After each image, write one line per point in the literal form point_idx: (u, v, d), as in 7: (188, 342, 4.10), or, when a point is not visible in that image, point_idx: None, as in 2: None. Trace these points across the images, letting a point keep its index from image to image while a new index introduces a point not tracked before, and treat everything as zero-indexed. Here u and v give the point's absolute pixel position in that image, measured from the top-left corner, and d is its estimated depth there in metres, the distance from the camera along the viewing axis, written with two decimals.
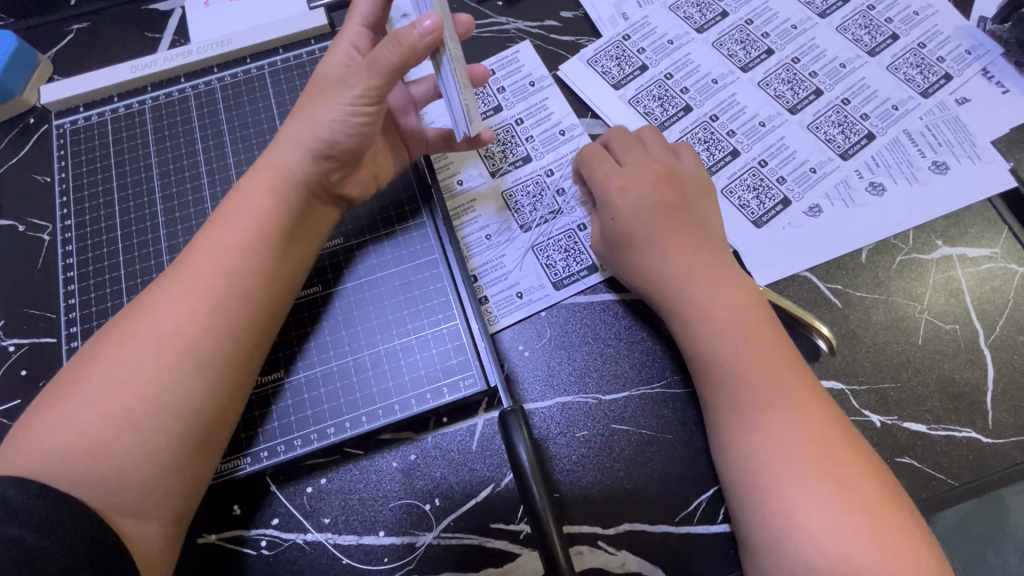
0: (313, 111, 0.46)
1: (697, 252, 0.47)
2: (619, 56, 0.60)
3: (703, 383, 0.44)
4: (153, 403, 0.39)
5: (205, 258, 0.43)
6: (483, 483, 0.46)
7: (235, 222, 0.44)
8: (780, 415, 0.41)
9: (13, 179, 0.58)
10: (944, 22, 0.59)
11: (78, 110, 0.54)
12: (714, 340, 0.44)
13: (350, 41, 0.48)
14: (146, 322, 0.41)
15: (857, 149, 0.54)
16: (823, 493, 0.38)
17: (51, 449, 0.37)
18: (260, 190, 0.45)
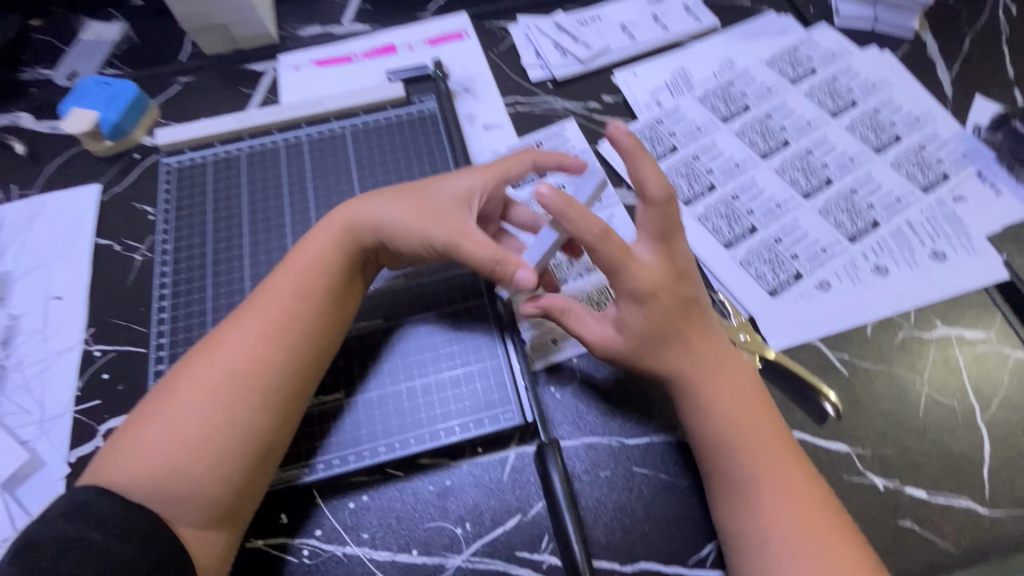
0: (399, 203, 0.53)
1: (705, 348, 0.50)
2: (652, 136, 0.68)
3: (711, 448, 0.48)
4: (218, 427, 0.45)
5: (272, 302, 0.50)
6: (511, 512, 0.50)
7: (303, 271, 0.51)
8: (774, 486, 0.45)
9: (117, 205, 0.67)
10: (943, 128, 0.67)
11: (185, 152, 0.63)
12: (720, 409, 0.48)
13: (473, 181, 0.53)
14: (219, 355, 0.47)
15: (862, 234, 0.61)
16: (815, 557, 0.43)
17: (130, 467, 0.43)
18: (326, 241, 0.53)
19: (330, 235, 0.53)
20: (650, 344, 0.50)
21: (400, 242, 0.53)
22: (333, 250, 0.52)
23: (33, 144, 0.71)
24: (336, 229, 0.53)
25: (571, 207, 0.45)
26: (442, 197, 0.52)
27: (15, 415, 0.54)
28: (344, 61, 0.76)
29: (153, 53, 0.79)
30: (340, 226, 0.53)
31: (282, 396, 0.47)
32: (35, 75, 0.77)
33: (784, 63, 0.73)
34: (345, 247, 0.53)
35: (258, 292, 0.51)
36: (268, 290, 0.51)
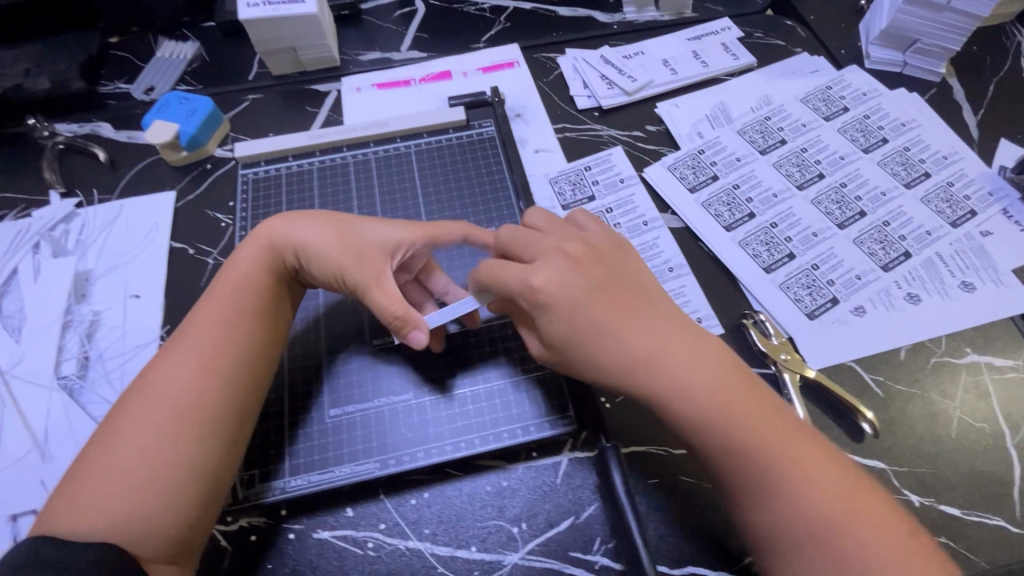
0: (327, 236, 0.56)
1: (644, 325, 0.48)
2: (695, 165, 0.72)
3: (694, 441, 0.46)
4: (161, 456, 0.46)
5: (202, 328, 0.52)
6: (565, 513, 0.52)
7: (220, 299, 0.54)
8: (778, 472, 0.43)
9: (190, 211, 0.71)
10: (969, 167, 0.71)
11: (260, 164, 0.68)
12: (683, 395, 0.45)
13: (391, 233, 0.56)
14: (158, 386, 0.49)
15: (895, 264, 0.64)
16: (839, 538, 0.41)
17: (82, 512, 0.43)
18: (246, 263, 0.55)
19: (247, 261, 0.55)
20: (586, 338, 0.48)
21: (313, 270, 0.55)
22: (252, 271, 0.55)
23: (112, 152, 0.76)
24: (255, 252, 0.56)
25: (504, 269, 0.51)
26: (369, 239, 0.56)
27: (96, 404, 0.57)
28: (403, 84, 0.81)
29: (222, 71, 0.84)
30: (259, 250, 0.56)
31: (223, 415, 0.49)
32: (112, 88, 0.82)
33: (818, 100, 0.77)
34: (267, 266, 0.56)
35: (188, 324, 0.53)
36: (196, 321, 0.53)
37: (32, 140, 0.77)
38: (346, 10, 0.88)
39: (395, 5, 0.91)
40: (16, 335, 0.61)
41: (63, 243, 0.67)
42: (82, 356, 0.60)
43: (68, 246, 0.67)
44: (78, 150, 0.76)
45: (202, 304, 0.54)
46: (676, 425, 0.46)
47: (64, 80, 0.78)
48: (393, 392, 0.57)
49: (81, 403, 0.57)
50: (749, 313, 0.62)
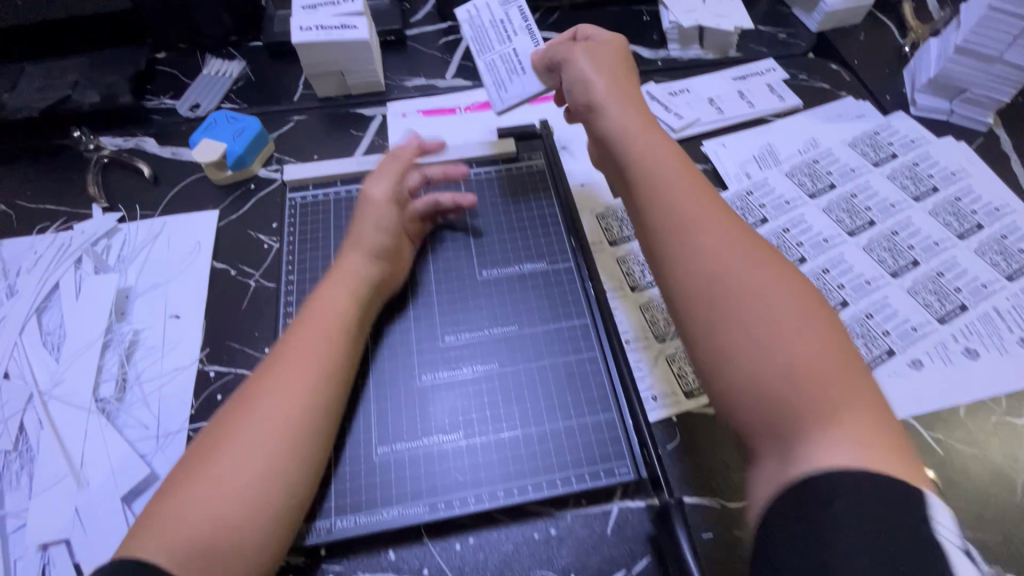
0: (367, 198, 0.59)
1: (674, 156, 0.54)
2: (743, 207, 0.71)
3: (676, 229, 0.49)
4: (257, 484, 0.43)
5: (303, 345, 0.49)
6: (616, 565, 0.47)
7: (325, 311, 0.52)
8: (778, 334, 0.42)
9: (233, 231, 0.71)
10: (1021, 219, 0.70)
11: (309, 188, 0.69)
12: (656, 141, 0.56)
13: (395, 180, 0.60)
14: (260, 404, 0.46)
15: (951, 317, 0.63)
16: (828, 417, 0.39)
17: (166, 538, 0.39)
18: (346, 281, 0.54)
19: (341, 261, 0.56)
20: (620, 101, 0.59)
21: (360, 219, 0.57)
22: (349, 289, 0.53)
23: (156, 168, 0.76)
24: (361, 258, 0.56)
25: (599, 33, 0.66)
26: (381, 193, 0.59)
27: (133, 428, 0.56)
28: (448, 111, 0.81)
29: (267, 90, 0.84)
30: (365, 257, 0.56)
31: (317, 445, 0.47)
32: (158, 103, 0.82)
33: (867, 146, 0.77)
34: (363, 286, 0.54)
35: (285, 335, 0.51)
36: (296, 329, 0.51)
37: (77, 152, 0.77)
38: (392, 35, 0.88)
39: (441, 32, 0.91)
40: (55, 352, 0.59)
41: (105, 259, 0.67)
42: (121, 377, 0.59)
43: (109, 261, 0.66)
44: (122, 164, 0.76)
45: (306, 320, 0.52)
46: (683, 265, 0.47)
47: (112, 94, 0.78)
48: (441, 428, 0.52)
49: (118, 427, 0.56)
50: None
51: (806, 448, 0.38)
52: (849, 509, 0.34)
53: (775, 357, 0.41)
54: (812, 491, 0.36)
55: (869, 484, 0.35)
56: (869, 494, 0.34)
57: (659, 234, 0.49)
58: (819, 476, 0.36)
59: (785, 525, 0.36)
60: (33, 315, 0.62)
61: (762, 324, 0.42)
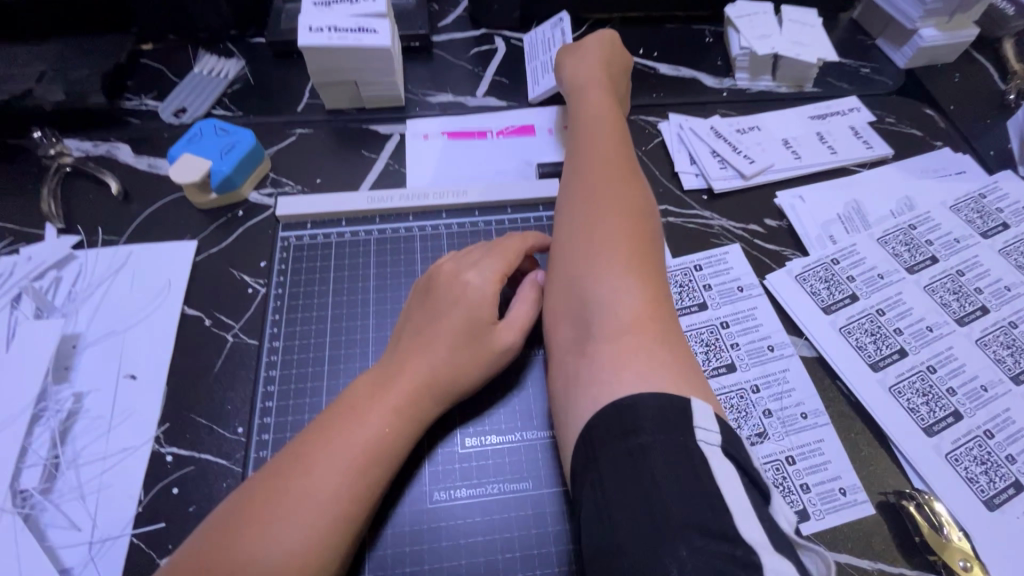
0: (463, 294, 0.45)
1: (606, 125, 0.57)
2: (828, 278, 0.59)
3: (574, 172, 0.53)
4: None
5: (323, 472, 0.37)
6: None
7: (357, 433, 0.39)
8: (590, 269, 0.45)
9: (212, 268, 0.58)
10: None
11: (306, 227, 0.57)
12: (590, 114, 0.59)
13: (494, 270, 0.47)
14: (251, 555, 0.33)
15: None
16: (612, 345, 0.41)
17: None
18: (397, 392, 0.41)
19: (438, 343, 0.43)
20: (585, 79, 0.62)
21: (460, 316, 0.44)
22: (399, 405, 0.41)
23: (127, 183, 0.63)
24: (468, 358, 0.44)
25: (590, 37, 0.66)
26: (477, 287, 0.46)
27: (60, 530, 0.44)
28: (478, 135, 0.69)
29: (268, 97, 0.72)
30: (473, 356, 0.44)
31: None
32: (138, 103, 0.70)
33: (972, 211, 0.65)
34: (415, 396, 0.41)
35: (343, 441, 0.38)
36: (360, 441, 0.38)
37: (34, 158, 0.65)
38: (417, 41, 0.76)
39: (473, 41, 0.79)
40: None
41: (51, 298, 0.55)
42: (51, 459, 0.47)
43: (56, 302, 0.54)
44: (87, 177, 0.63)
45: (337, 436, 0.38)
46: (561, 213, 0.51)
47: (82, 92, 0.66)
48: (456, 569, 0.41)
49: (42, 529, 0.44)
50: (910, 492, 0.48)
51: (608, 372, 0.40)
52: (664, 453, 0.34)
53: (604, 303, 0.43)
54: (614, 417, 0.36)
55: (652, 407, 0.36)
56: (669, 421, 0.35)
57: (567, 175, 0.53)
58: (620, 406, 0.37)
59: (604, 441, 0.36)
60: None
61: (601, 263, 0.45)
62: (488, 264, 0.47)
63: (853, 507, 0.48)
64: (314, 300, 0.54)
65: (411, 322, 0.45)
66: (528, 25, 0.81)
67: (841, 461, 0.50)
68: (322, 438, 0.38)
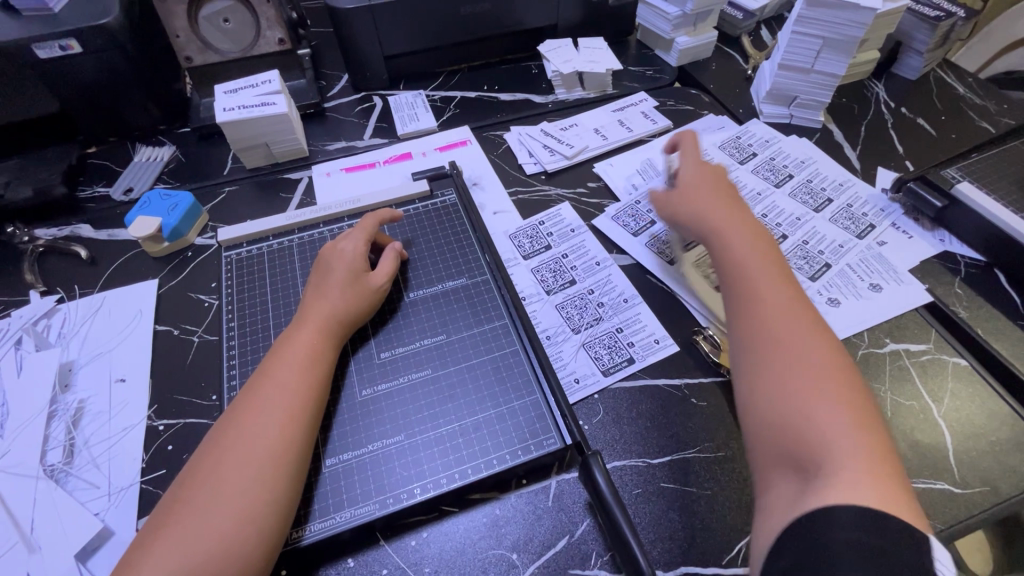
0: (339, 255, 0.66)
1: (772, 257, 0.63)
2: (634, 213, 0.83)
3: (745, 289, 0.60)
4: (260, 493, 0.48)
5: (279, 370, 0.56)
6: (560, 534, 0.55)
7: (293, 348, 0.58)
8: (825, 389, 0.50)
9: (173, 296, 0.75)
10: (863, 190, 0.85)
11: (242, 245, 0.76)
12: (741, 248, 0.64)
13: (355, 239, 0.67)
14: (249, 424, 0.52)
15: (820, 275, 0.75)
16: (846, 447, 0.46)
17: (178, 546, 0.45)
18: (314, 320, 0.60)
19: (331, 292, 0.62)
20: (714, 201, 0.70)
21: (338, 267, 0.64)
22: (319, 326, 0.60)
23: (93, 250, 0.80)
24: (357, 292, 0.63)
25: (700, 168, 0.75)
26: (346, 248, 0.66)
27: (83, 489, 0.57)
28: (369, 166, 0.90)
29: (198, 169, 0.91)
30: (360, 290, 0.63)
31: (303, 453, 0.52)
32: (92, 192, 0.87)
33: (732, 150, 0.92)
34: (330, 319, 0.60)
35: (284, 358, 0.57)
36: (298, 352, 0.57)
37: (10, 246, 0.80)
38: (311, 109, 0.98)
39: (356, 102, 1.02)
40: None
41: (45, 337, 0.69)
42: (66, 444, 0.60)
43: (50, 339, 0.69)
44: (57, 251, 0.79)
45: (280, 355, 0.57)
46: (762, 338, 0.56)
47: (45, 188, 0.83)
48: (383, 432, 0.58)
49: (68, 491, 0.57)
50: (700, 329, 0.69)
51: (839, 484, 0.43)
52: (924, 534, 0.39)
53: (828, 415, 0.48)
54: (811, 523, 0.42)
55: (865, 518, 0.40)
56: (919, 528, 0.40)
57: (746, 337, 0.57)
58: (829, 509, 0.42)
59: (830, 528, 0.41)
60: None
61: (819, 385, 0.50)
62: (348, 233, 0.69)
63: (664, 349, 0.68)
64: (257, 294, 0.71)
65: (310, 285, 0.65)
66: (397, 85, 1.06)
67: (653, 322, 0.71)
68: (271, 360, 0.57)
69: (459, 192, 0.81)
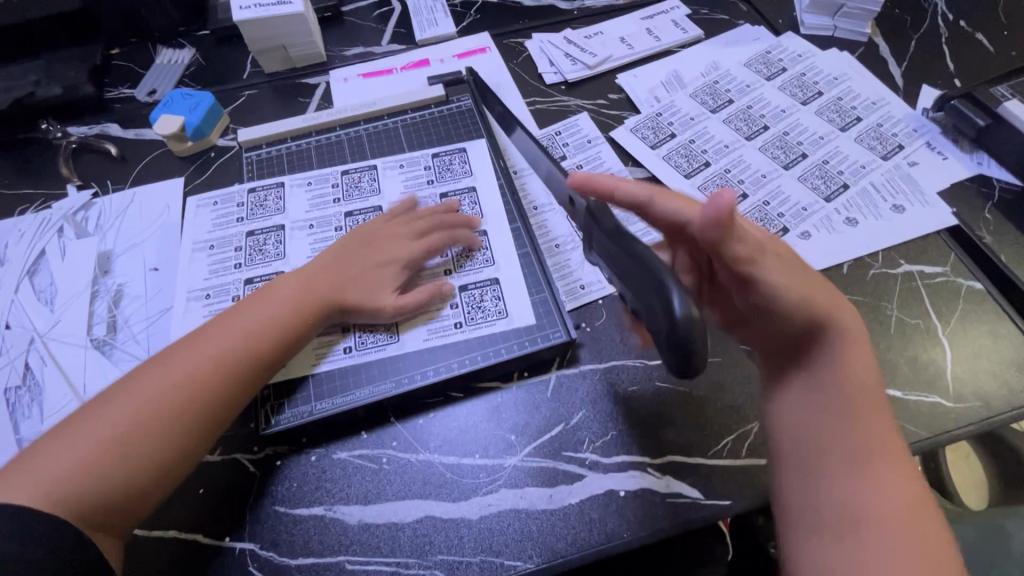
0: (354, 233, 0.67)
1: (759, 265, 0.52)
2: (653, 126, 0.81)
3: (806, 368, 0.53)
4: (146, 441, 0.51)
5: (202, 338, 0.56)
6: (555, 422, 0.59)
7: (226, 322, 0.57)
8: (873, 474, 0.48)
9: (198, 194, 0.78)
10: (895, 109, 0.80)
11: (261, 147, 0.78)
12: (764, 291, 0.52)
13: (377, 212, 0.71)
14: (152, 382, 0.53)
15: (836, 195, 0.72)
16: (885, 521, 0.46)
17: (49, 473, 0.48)
18: (257, 297, 0.60)
19: (356, 241, 0.65)
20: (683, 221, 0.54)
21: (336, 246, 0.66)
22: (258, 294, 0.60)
23: (122, 148, 0.82)
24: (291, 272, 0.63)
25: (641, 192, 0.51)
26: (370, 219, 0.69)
27: (125, 360, 0.63)
28: (386, 72, 0.89)
29: (218, 71, 0.91)
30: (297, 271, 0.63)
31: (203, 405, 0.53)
32: (118, 93, 0.89)
33: (759, 64, 0.86)
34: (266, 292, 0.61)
35: (215, 326, 0.57)
36: (228, 321, 0.58)
37: (48, 143, 0.83)
38: (329, 12, 0.96)
39: (374, 5, 0.99)
40: (49, 303, 0.67)
41: (85, 228, 0.74)
42: (106, 320, 0.66)
43: (89, 229, 0.74)
44: (90, 148, 0.82)
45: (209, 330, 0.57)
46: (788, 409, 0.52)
47: (73, 86, 0.85)
48: (380, 339, 0.62)
49: (112, 361, 0.63)
50: None
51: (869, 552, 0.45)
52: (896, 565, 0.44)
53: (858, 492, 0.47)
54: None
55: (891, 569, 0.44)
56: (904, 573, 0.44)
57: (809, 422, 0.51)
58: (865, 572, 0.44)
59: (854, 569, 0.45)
60: (25, 276, 0.69)
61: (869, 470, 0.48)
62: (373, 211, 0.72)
63: None
64: (290, 195, 0.74)
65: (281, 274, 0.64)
66: None
67: None
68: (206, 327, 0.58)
69: (476, 101, 0.81)
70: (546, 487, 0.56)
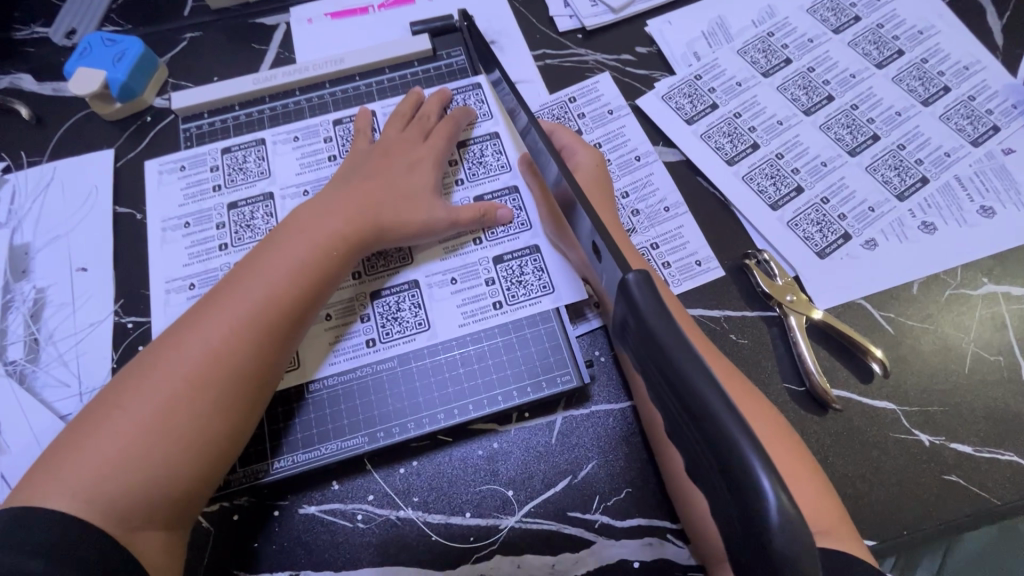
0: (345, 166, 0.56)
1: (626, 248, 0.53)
2: (691, 93, 0.65)
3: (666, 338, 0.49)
4: (191, 417, 0.43)
5: (226, 290, 0.47)
6: (560, 475, 0.50)
7: (252, 270, 0.48)
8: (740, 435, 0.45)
9: (132, 172, 0.64)
10: (992, 77, 0.64)
11: (203, 116, 0.64)
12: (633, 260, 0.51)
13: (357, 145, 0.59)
14: (179, 349, 0.44)
15: (912, 191, 0.59)
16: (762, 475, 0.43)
17: (88, 475, 0.40)
18: (279, 237, 0.50)
19: (381, 174, 0.55)
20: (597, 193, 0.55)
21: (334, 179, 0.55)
22: (279, 234, 0.51)
23: (37, 108, 0.67)
24: (315, 203, 0.52)
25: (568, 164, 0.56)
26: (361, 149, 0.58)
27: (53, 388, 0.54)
28: (360, 12, 0.71)
29: (151, 4, 0.73)
30: (320, 201, 0.53)
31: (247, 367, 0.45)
32: (29, 32, 0.71)
33: (827, 10, 0.69)
34: (289, 230, 0.51)
35: (239, 274, 0.48)
36: (252, 268, 0.48)
37: None
38: None
39: None
40: None
41: None
42: (29, 337, 0.56)
43: None
44: None
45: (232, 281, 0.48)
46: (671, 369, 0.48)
47: None
48: (405, 318, 0.53)
49: (37, 388, 0.53)
50: (753, 252, 0.57)
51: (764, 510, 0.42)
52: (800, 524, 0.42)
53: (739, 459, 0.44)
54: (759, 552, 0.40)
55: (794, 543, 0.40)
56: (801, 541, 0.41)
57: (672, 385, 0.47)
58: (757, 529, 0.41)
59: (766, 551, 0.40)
60: None
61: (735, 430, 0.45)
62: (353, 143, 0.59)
63: (706, 272, 0.57)
64: (274, 154, 0.61)
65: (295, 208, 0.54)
66: None
67: (697, 239, 0.58)
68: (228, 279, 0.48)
69: (469, 58, 0.65)
70: (547, 554, 0.48)
